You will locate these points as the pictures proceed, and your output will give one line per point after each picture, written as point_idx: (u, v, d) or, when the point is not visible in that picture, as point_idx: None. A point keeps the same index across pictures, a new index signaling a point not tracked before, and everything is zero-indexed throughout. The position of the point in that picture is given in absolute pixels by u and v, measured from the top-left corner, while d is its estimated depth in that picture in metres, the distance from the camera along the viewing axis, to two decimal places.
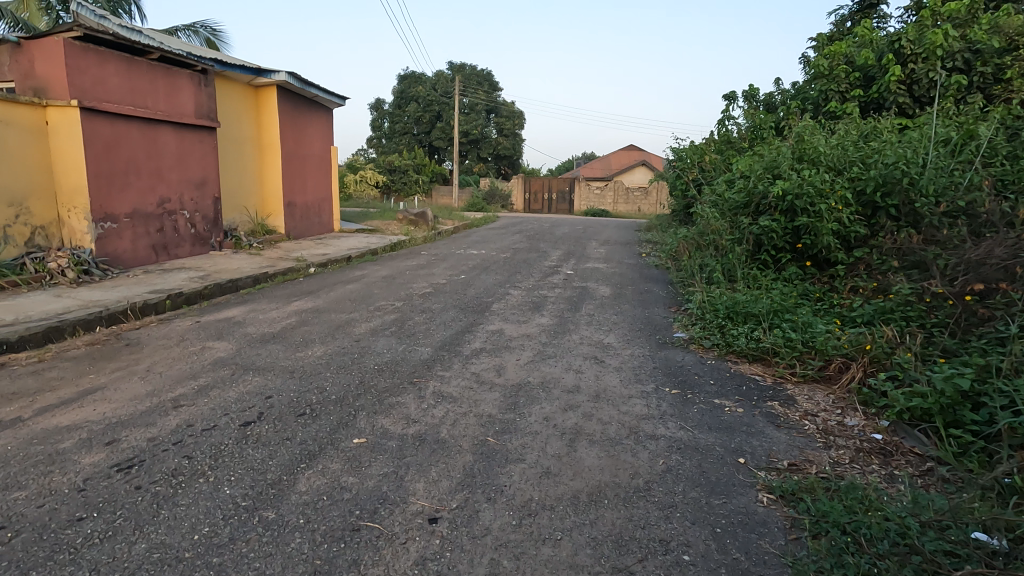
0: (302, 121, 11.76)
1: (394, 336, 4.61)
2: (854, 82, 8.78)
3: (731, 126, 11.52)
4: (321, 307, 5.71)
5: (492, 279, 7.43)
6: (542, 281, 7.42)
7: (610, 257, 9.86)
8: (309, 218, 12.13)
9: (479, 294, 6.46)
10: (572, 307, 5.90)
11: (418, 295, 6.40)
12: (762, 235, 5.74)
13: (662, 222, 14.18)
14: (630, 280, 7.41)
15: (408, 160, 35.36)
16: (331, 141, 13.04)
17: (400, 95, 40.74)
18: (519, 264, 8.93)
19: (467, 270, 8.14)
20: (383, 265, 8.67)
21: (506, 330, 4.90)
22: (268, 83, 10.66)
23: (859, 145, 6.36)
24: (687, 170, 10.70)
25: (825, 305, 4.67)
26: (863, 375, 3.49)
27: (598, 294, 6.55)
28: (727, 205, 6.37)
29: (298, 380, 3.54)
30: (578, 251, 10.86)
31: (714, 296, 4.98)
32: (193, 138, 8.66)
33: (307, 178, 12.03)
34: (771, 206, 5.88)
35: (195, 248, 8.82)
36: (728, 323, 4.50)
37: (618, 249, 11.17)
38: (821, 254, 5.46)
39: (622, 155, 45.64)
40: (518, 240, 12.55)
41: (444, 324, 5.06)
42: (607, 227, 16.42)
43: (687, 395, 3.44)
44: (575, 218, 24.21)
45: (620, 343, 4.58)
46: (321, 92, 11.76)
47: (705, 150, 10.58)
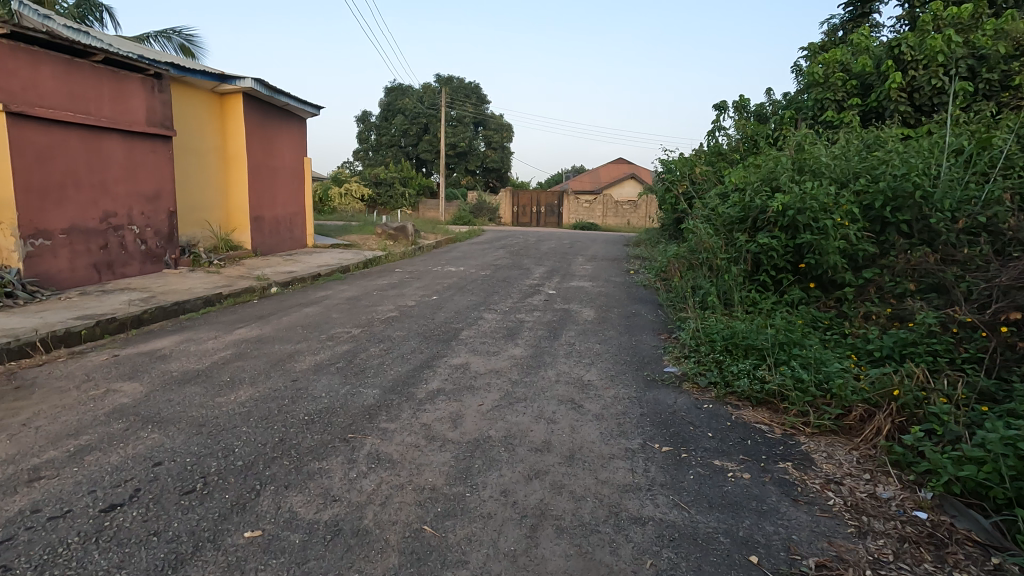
0: (272, 131, 11.15)
1: (340, 373, 3.96)
2: (851, 91, 8.34)
3: (722, 137, 11.06)
4: (266, 336, 5.05)
5: (466, 301, 6.81)
6: (521, 302, 6.81)
7: (595, 274, 9.30)
8: (278, 233, 11.48)
9: (449, 318, 5.84)
10: (551, 334, 5.29)
11: (381, 320, 5.76)
12: (761, 254, 5.17)
13: (651, 237, 13.67)
14: (616, 302, 6.81)
15: (395, 172, 34.83)
16: (304, 152, 12.42)
17: (387, 107, 40.31)
18: (498, 283, 8.31)
19: (441, 290, 7.52)
20: (350, 285, 8.01)
21: (472, 364, 4.28)
22: (233, 90, 10.04)
23: (863, 155, 5.85)
24: (677, 183, 10.19)
25: (836, 336, 4.09)
26: (891, 428, 2.90)
27: (580, 319, 5.94)
28: (721, 221, 5.81)
29: (204, 438, 2.88)
30: (563, 267, 10.28)
31: (709, 324, 4.38)
32: (145, 148, 8.01)
33: (278, 191, 11.40)
34: (771, 222, 5.32)
35: (146, 266, 8.13)
36: (726, 357, 3.89)
37: (605, 265, 10.61)
38: (827, 275, 4.90)
39: (611, 168, 45.45)
40: (501, 256, 11.95)
41: (402, 357, 4.43)
42: (595, 242, 15.89)
43: (681, 454, 2.81)
44: (564, 231, 23.72)
45: (603, 381, 3.96)
46: (293, 100, 11.17)
47: (696, 161, 10.09)
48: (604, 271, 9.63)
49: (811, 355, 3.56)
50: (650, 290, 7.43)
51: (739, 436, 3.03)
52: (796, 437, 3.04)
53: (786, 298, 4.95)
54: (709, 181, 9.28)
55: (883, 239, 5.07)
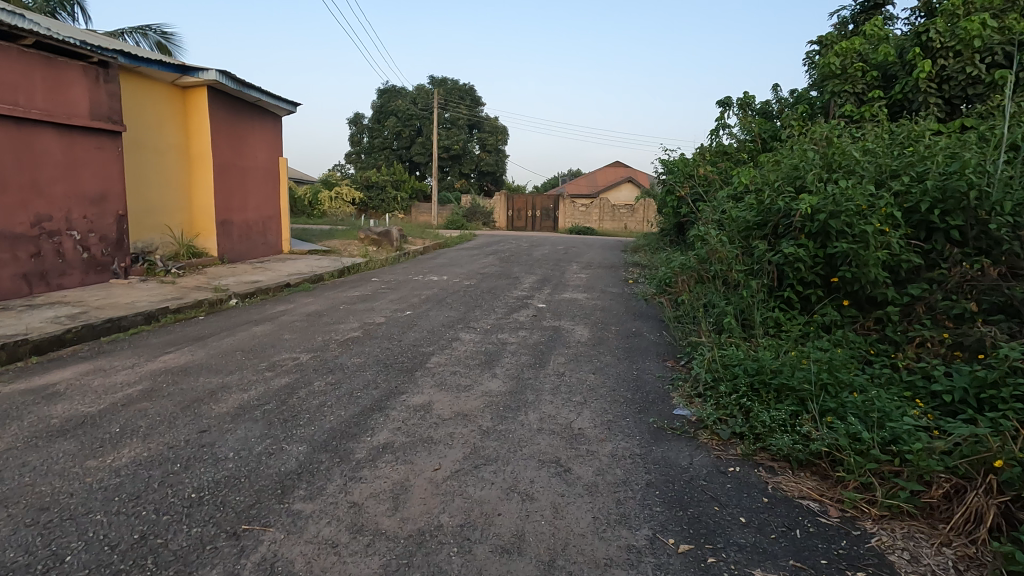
0: (242, 128, 10.34)
1: (265, 420, 3.13)
2: (872, 83, 7.60)
3: (727, 136, 10.30)
4: (195, 364, 4.21)
5: (444, 317, 5.99)
6: (505, 319, 5.99)
7: (590, 284, 8.50)
8: (249, 238, 10.66)
9: (420, 339, 5.02)
10: (538, 360, 4.47)
11: (340, 342, 4.94)
12: (785, 266, 4.36)
13: (650, 243, 12.87)
14: (613, 318, 6.00)
15: (387, 175, 34.00)
16: (279, 151, 11.60)
17: (379, 109, 39.50)
18: (483, 294, 7.49)
19: (417, 304, 6.70)
20: (316, 297, 7.18)
21: (436, 404, 3.46)
22: (196, 83, 9.23)
23: (898, 151, 5.08)
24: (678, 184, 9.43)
25: (887, 370, 3.28)
26: (997, 516, 2.09)
27: (572, 340, 5.12)
28: (735, 226, 4.99)
29: (35, 534, 2.04)
30: (555, 276, 9.48)
31: (727, 354, 3.56)
32: (88, 144, 7.19)
33: (248, 193, 10.59)
34: (795, 229, 4.51)
35: (90, 276, 7.28)
36: (753, 399, 3.08)
37: (601, 274, 9.80)
38: (866, 292, 4.10)
39: (608, 171, 44.77)
40: (490, 263, 11.14)
41: (352, 393, 3.61)
42: (591, 247, 15.11)
43: (707, 557, 2.00)
44: (560, 236, 22.91)
45: (597, 429, 3.14)
46: (265, 95, 10.37)
47: (700, 161, 9.33)
48: (600, 281, 8.83)
49: (865, 401, 2.75)
50: (652, 304, 6.63)
51: (782, 523, 2.21)
52: (860, 524, 2.23)
53: (816, 320, 4.14)
54: (715, 182, 8.50)
55: (929, 248, 4.29)
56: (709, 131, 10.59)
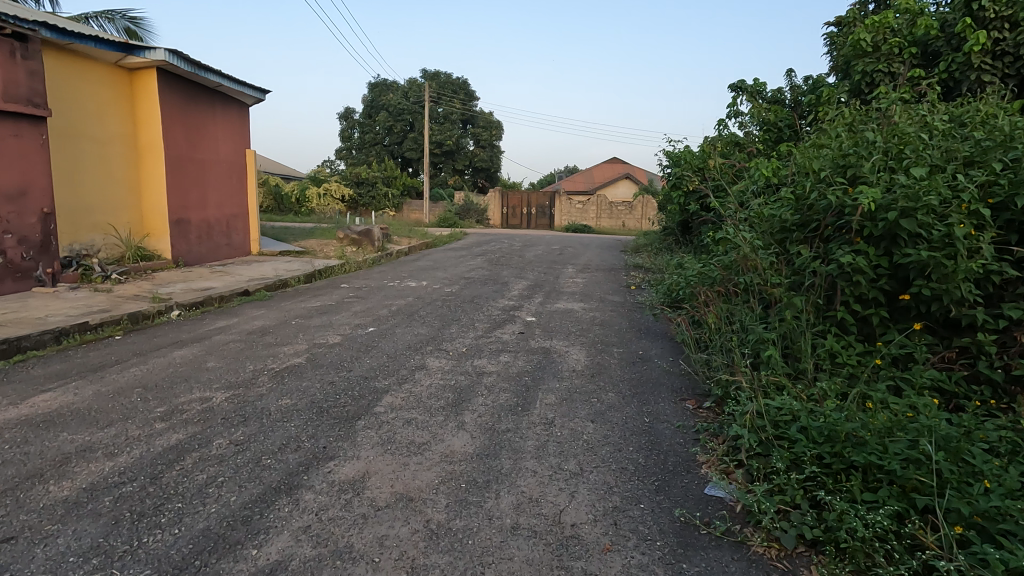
0: (201, 116, 9.34)
1: (111, 513, 2.14)
2: (910, 60, 6.64)
3: (738, 125, 9.33)
4: (69, 410, 3.21)
5: (413, 336, 5.00)
6: (486, 338, 5.00)
7: (588, 292, 7.51)
8: (210, 239, 9.65)
9: (375, 369, 4.03)
10: (521, 400, 3.48)
11: (275, 373, 3.94)
12: (839, 279, 3.38)
13: (653, 243, 11.87)
14: (615, 337, 5.03)
15: (378, 171, 32.90)
16: (245, 142, 10.58)
17: (370, 104, 38.35)
18: (464, 304, 6.52)
19: (385, 319, 5.70)
20: (269, 309, 6.18)
21: (372, 479, 2.47)
22: (144, 64, 8.22)
23: (967, 131, 4.11)
24: (686, 178, 8.48)
25: (1010, 435, 2.31)
26: None
27: (565, 368, 4.14)
28: (767, 227, 4.02)
29: None
30: (548, 281, 8.51)
31: (776, 405, 2.59)
32: (1, 131, 6.17)
33: (209, 188, 9.59)
34: (848, 231, 3.54)
35: (6, 283, 6.26)
36: (826, 486, 2.10)
37: (600, 278, 8.81)
38: (947, 313, 3.14)
39: (605, 167, 43.71)
40: (478, 265, 10.14)
41: (260, 460, 2.62)
42: (588, 247, 14.12)
43: None
44: (555, 235, 21.89)
45: (599, 527, 2.15)
46: (227, 80, 9.37)
47: (709, 153, 8.37)
48: (600, 287, 7.83)
49: (1013, 503, 1.78)
50: (660, 318, 5.65)
51: None
52: None
53: (882, 350, 3.18)
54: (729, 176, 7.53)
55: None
56: (718, 120, 9.65)
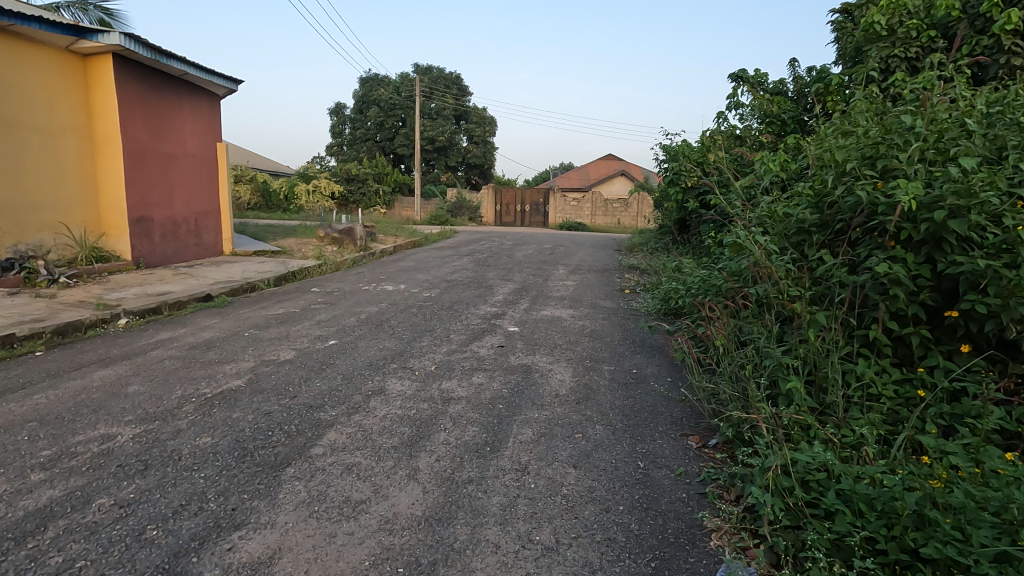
0: (165, 106, 8.71)
1: None
2: (929, 44, 6.08)
3: (739, 117, 8.77)
4: None
5: (378, 351, 4.42)
6: (461, 353, 4.42)
7: (580, 296, 6.93)
8: (176, 238, 9.04)
9: (324, 395, 3.44)
10: (490, 437, 2.91)
11: (205, 400, 3.35)
12: (871, 291, 2.82)
13: (649, 242, 11.31)
14: (605, 352, 4.46)
15: (369, 168, 32.21)
16: (216, 135, 9.94)
17: (361, 99, 37.62)
18: (441, 311, 5.94)
19: (351, 330, 5.11)
20: (224, 317, 5.58)
21: (282, 562, 1.90)
22: (99, 49, 7.60)
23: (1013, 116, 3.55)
24: (685, 174, 7.92)
25: None
26: None
27: (547, 392, 3.57)
28: (781, 229, 3.46)
29: None
30: (536, 284, 7.93)
31: (805, 459, 2.03)
32: None
33: (174, 184, 8.97)
34: (879, 234, 2.99)
35: None
36: None
37: (592, 281, 8.25)
38: (1005, 334, 2.59)
39: (600, 164, 43.18)
40: (463, 266, 9.55)
41: (143, 532, 2.04)
42: (581, 247, 13.55)
43: None
44: (549, 233, 21.32)
45: None
46: (193, 68, 8.75)
47: (709, 146, 7.81)
48: (592, 291, 7.26)
49: None
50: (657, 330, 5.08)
51: None
52: None
53: (924, 378, 2.63)
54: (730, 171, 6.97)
55: None
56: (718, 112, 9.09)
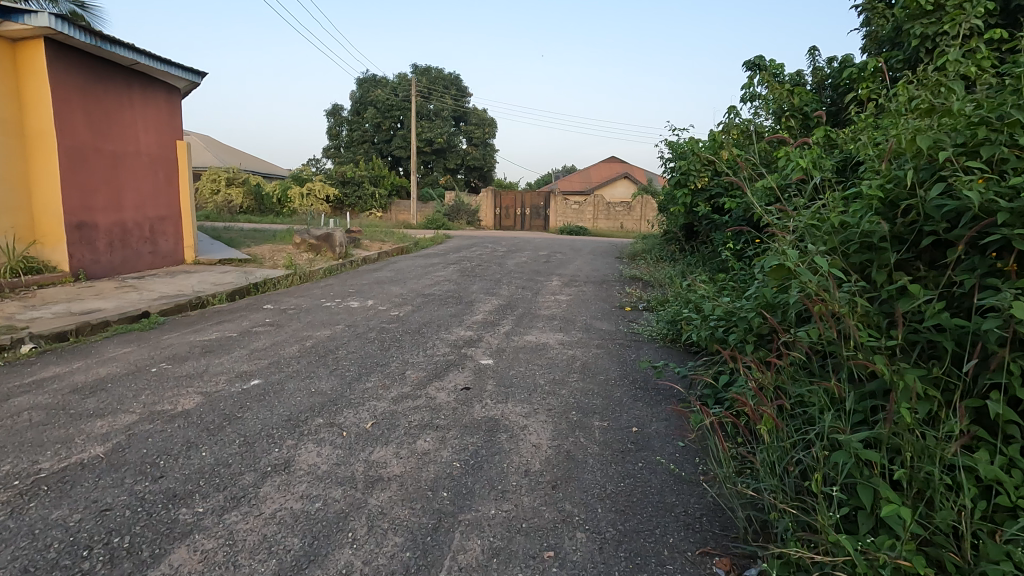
0: (111, 99, 7.83)
1: None
2: (987, 17, 5.13)
3: (754, 110, 7.84)
4: None
5: (306, 398, 3.46)
6: (412, 400, 3.46)
7: (572, 316, 5.97)
8: (126, 246, 8.13)
9: (203, 475, 2.48)
10: (416, 560, 1.95)
11: (32, 484, 2.40)
12: (994, 340, 1.84)
13: (653, 249, 10.33)
14: (597, 399, 3.50)
15: (365, 169, 31.28)
16: (174, 133, 9.07)
17: (358, 100, 36.78)
18: (404, 336, 4.98)
19: (287, 363, 4.15)
20: (141, 345, 4.63)
21: None
22: (28, 34, 6.72)
23: None
24: (695, 175, 6.99)
25: None
26: None
27: (514, 468, 2.60)
28: (838, 244, 2.49)
29: None
30: (525, 299, 6.98)
31: None
32: None
33: (123, 186, 8.08)
34: (995, 253, 2.01)
35: None
36: None
37: (589, 295, 7.29)
38: None
39: (604, 167, 42.28)
40: (446, 277, 8.61)
41: None
42: (580, 254, 12.59)
43: None
44: (548, 237, 20.33)
45: None
46: (143, 56, 7.87)
47: (722, 144, 6.89)
48: (587, 310, 6.29)
49: None
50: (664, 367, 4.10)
51: None
52: None
53: None
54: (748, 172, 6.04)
55: None
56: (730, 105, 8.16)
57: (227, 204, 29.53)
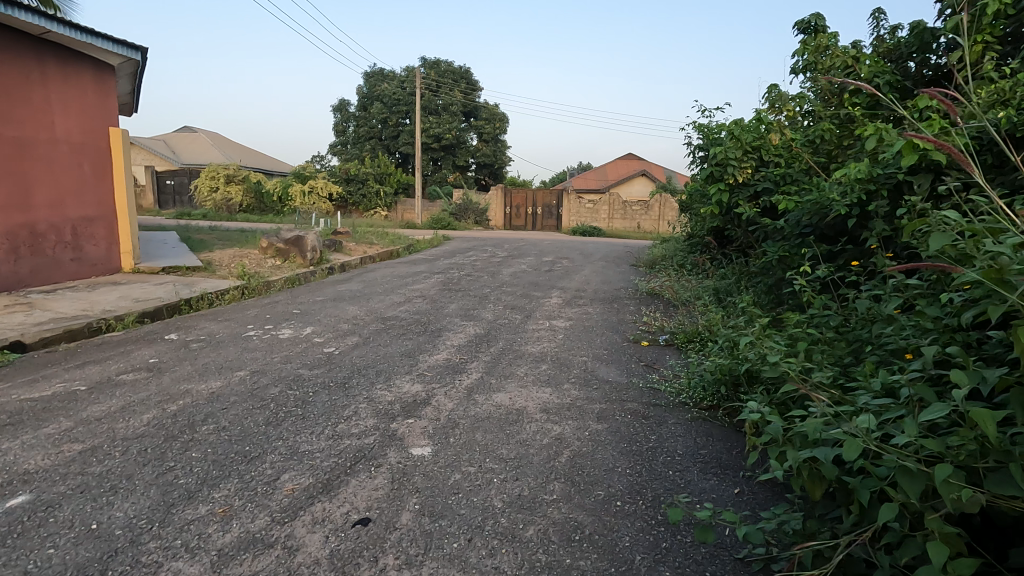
0: (13, 74, 6.50)
1: None
2: None
3: (813, 85, 6.15)
4: None
5: (67, 548, 1.94)
6: (252, 558, 1.92)
7: (568, 356, 4.40)
8: (36, 253, 6.77)
9: None
10: None
11: None
12: None
13: (676, 258, 8.68)
14: (586, 558, 1.93)
15: (370, 167, 29.92)
16: (107, 117, 7.72)
17: (365, 95, 35.51)
18: (318, 394, 3.44)
19: (107, 453, 2.65)
20: None
21: None
22: None
23: None
24: (738, 166, 5.36)
25: None
26: None
27: None
28: None
29: None
30: (511, 325, 5.42)
31: None
32: None
33: (32, 180, 6.73)
34: None
35: None
36: None
37: (595, 320, 5.70)
38: None
39: (620, 164, 40.49)
40: (422, 292, 7.08)
41: None
42: (590, 260, 11.00)
43: None
44: (557, 239, 18.73)
45: None
46: (57, 23, 6.48)
47: (774, 129, 5.28)
48: (590, 346, 4.70)
49: None
50: (705, 473, 2.52)
51: None
52: None
53: None
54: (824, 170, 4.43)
55: None
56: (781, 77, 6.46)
57: (226, 203, 28.64)
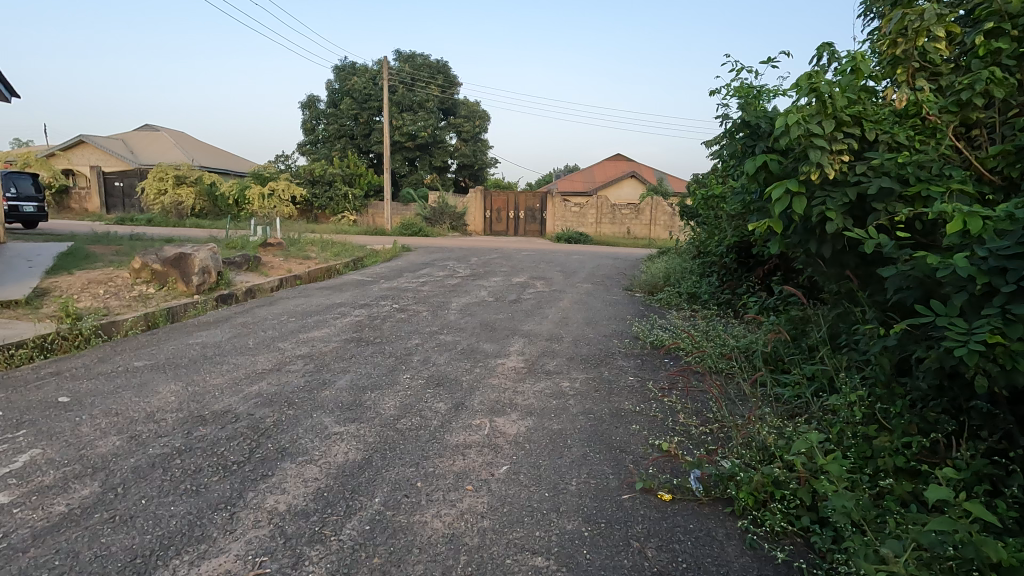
0: None
1: None
2: None
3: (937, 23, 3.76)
4: None
5: None
6: None
7: (506, 560, 2.00)
8: None
9: None
10: None
11: None
12: None
13: (688, 285, 6.33)
14: None
15: (338, 166, 27.33)
16: None
17: (335, 91, 32.94)
18: None
19: None
20: None
21: None
22: None
23: None
24: (838, 154, 2.89)
25: None
26: None
27: None
28: None
29: None
30: (421, 435, 3.01)
31: None
32: None
33: None
34: None
35: None
36: None
37: (571, 414, 3.33)
38: None
39: (609, 165, 38.16)
40: (314, 348, 4.66)
41: None
42: (574, 282, 8.63)
43: None
44: (538, 248, 16.38)
45: None
46: None
47: (895, 124, 3.02)
48: (557, 511, 2.30)
49: None
50: None
51: None
52: None
53: None
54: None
55: None
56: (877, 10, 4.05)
57: (177, 207, 25.92)
